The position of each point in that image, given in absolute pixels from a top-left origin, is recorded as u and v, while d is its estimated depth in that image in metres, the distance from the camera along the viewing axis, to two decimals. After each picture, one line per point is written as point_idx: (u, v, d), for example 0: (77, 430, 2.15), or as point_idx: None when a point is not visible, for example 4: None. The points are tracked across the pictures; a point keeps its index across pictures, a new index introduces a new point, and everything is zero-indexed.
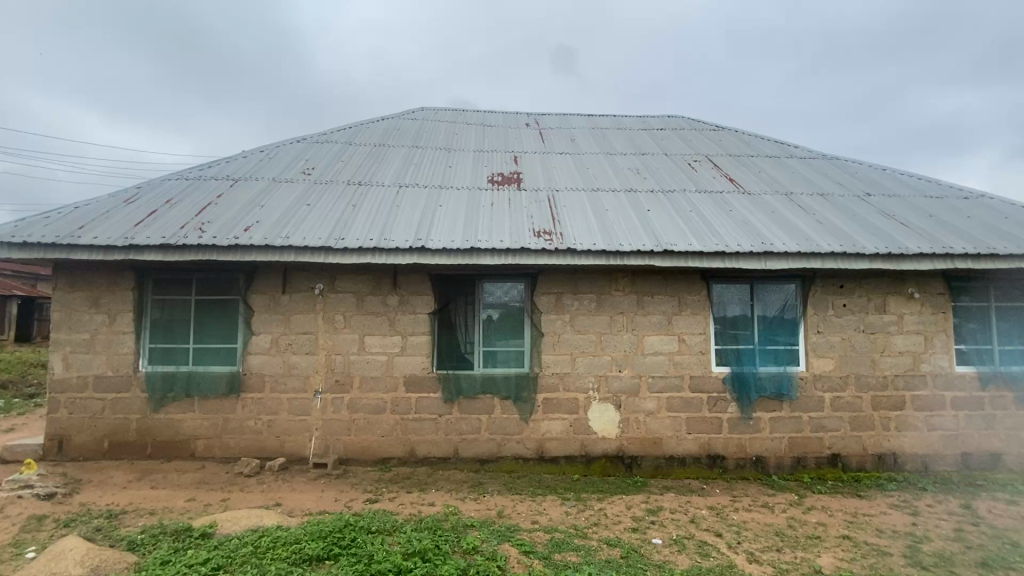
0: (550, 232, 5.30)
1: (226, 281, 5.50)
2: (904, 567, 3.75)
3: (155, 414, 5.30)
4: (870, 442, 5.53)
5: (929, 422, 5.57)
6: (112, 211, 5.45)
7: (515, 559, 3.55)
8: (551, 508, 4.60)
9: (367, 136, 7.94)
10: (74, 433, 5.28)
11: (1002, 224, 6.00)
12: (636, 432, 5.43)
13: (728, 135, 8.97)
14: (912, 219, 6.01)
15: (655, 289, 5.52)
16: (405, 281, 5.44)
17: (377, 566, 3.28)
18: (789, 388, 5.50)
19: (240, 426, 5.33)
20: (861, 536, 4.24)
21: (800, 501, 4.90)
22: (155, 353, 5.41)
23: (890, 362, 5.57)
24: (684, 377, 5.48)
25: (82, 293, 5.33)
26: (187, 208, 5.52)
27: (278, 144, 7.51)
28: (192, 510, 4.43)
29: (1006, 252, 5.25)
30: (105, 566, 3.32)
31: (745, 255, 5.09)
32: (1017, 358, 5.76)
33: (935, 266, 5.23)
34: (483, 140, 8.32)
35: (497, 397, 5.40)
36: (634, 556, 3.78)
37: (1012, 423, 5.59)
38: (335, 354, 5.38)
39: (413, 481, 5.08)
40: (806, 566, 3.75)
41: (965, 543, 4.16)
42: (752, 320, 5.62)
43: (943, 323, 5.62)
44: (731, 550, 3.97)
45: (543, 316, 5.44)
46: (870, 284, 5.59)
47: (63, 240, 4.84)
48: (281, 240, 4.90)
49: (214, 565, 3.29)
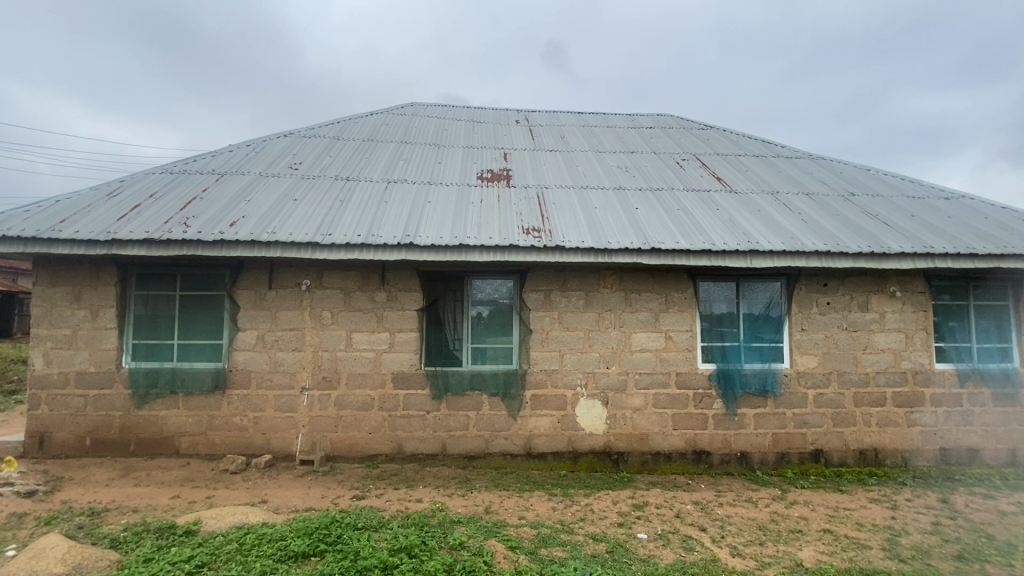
0: (539, 229, 5.30)
1: (210, 276, 5.44)
2: (883, 560, 3.82)
3: (139, 411, 5.24)
4: (852, 438, 5.62)
5: (910, 419, 5.67)
6: (94, 205, 5.36)
7: (501, 555, 3.56)
8: (538, 504, 4.63)
9: (355, 132, 7.88)
10: (55, 430, 5.20)
11: (983, 224, 6.11)
12: (623, 428, 5.47)
13: (715, 134, 9.04)
14: (894, 218, 6.11)
15: (642, 286, 5.56)
16: (394, 277, 5.42)
17: (363, 563, 3.27)
18: (773, 385, 5.57)
19: (226, 423, 5.29)
20: (842, 530, 4.32)
21: (783, 496, 4.98)
22: (139, 349, 5.35)
23: (873, 359, 5.66)
24: (671, 374, 5.53)
25: (64, 288, 5.25)
26: (170, 203, 5.44)
27: (265, 138, 7.44)
28: (176, 507, 4.39)
29: (985, 252, 5.35)
30: (87, 564, 3.28)
31: (732, 253, 5.13)
32: (995, 355, 5.87)
33: (916, 266, 5.32)
34: (471, 137, 8.31)
35: (485, 394, 5.40)
36: (620, 550, 3.81)
37: (990, 419, 5.71)
38: (322, 350, 5.35)
39: (400, 478, 5.08)
40: (788, 559, 3.80)
41: (942, 537, 4.25)
42: (737, 318, 5.68)
43: (924, 322, 5.72)
44: (715, 544, 4.02)
45: (532, 313, 5.45)
46: (854, 282, 5.67)
47: (42, 234, 4.76)
48: (268, 236, 4.86)
49: (198, 563, 3.27)
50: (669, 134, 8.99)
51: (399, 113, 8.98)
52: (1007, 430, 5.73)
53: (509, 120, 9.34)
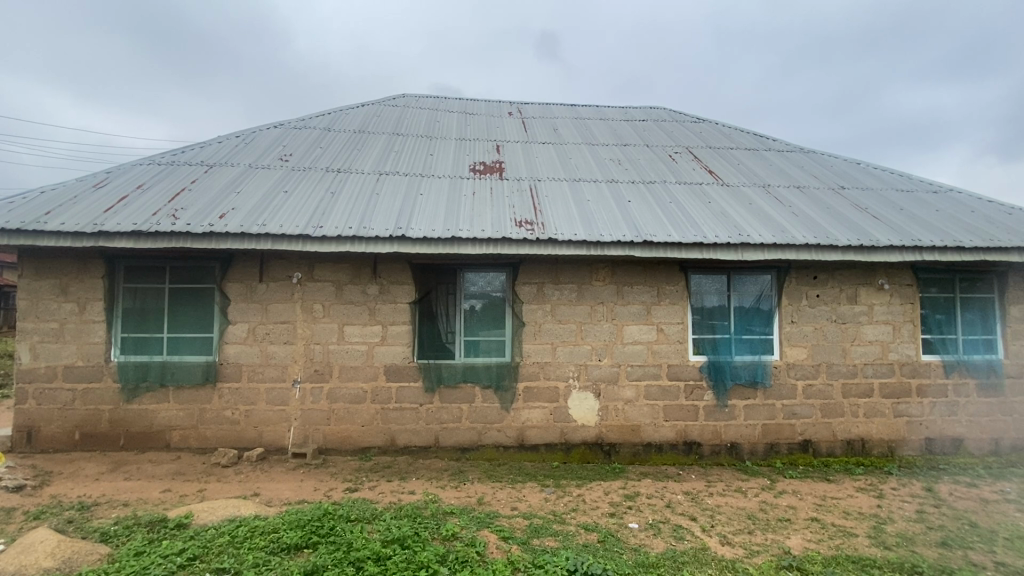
0: (532, 222, 5.30)
1: (202, 269, 5.39)
2: (869, 547, 3.89)
3: (129, 404, 5.21)
4: (841, 428, 5.70)
5: (897, 410, 5.75)
6: (79, 198, 5.27)
7: (493, 546, 3.59)
8: (531, 495, 4.66)
9: (346, 123, 7.84)
10: (43, 425, 5.16)
11: (971, 218, 6.19)
12: (614, 420, 5.51)
13: (708, 126, 9.09)
14: (883, 211, 6.17)
15: (634, 279, 5.58)
16: (386, 270, 5.41)
17: (356, 554, 3.29)
18: (764, 377, 5.63)
19: (217, 417, 5.27)
20: (829, 518, 4.38)
21: (772, 486, 5.05)
22: (127, 342, 5.30)
23: (861, 351, 5.73)
24: (662, 366, 5.57)
25: (50, 281, 5.18)
26: (159, 195, 5.37)
27: (255, 130, 7.36)
28: (168, 501, 4.38)
29: (972, 245, 5.42)
30: (78, 557, 3.25)
31: (723, 245, 5.16)
32: (980, 348, 5.95)
33: (904, 258, 5.38)
34: (463, 128, 8.27)
35: (477, 386, 5.41)
36: (611, 540, 3.85)
37: (974, 409, 5.81)
38: (313, 343, 5.33)
39: (393, 470, 5.08)
40: (775, 548, 3.85)
41: (926, 524, 4.33)
42: (728, 311, 5.73)
43: (911, 314, 5.79)
44: (705, 533, 4.07)
45: (524, 305, 5.46)
46: (843, 275, 5.72)
47: (28, 226, 4.67)
48: (258, 228, 4.83)
49: (189, 556, 3.26)
50: (660, 126, 9.02)
51: (391, 104, 8.93)
52: (991, 420, 5.83)
53: (502, 112, 9.31)
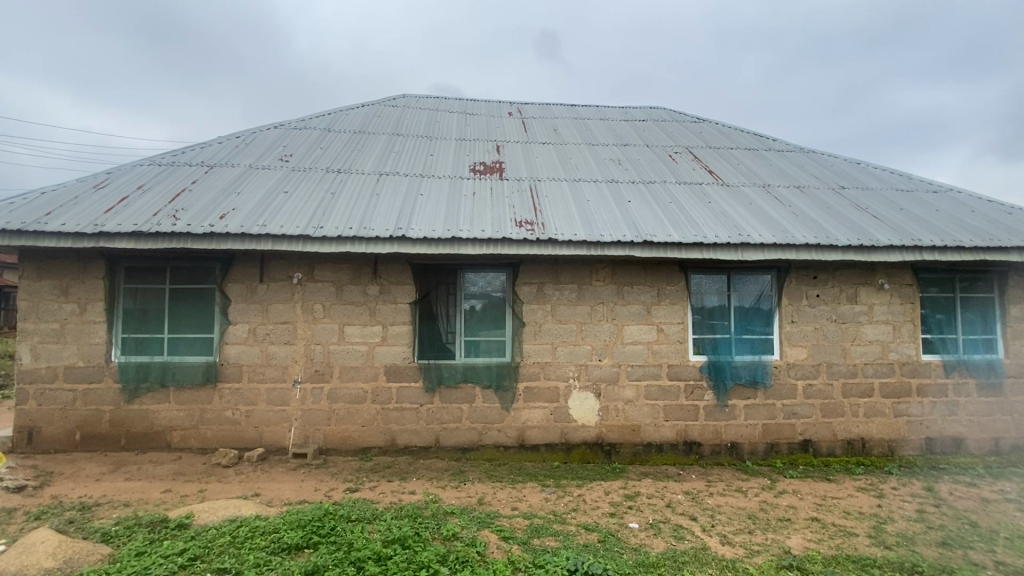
0: (532, 222, 5.30)
1: (202, 269, 5.40)
2: (869, 547, 3.89)
3: (130, 405, 5.21)
4: (841, 428, 5.70)
5: (897, 409, 5.75)
6: (80, 199, 5.28)
7: (493, 546, 3.59)
8: (531, 495, 4.66)
9: (346, 123, 7.84)
10: (44, 425, 5.17)
11: (971, 218, 6.19)
12: (614, 420, 5.51)
13: (708, 126, 9.10)
14: (883, 211, 6.17)
15: (634, 279, 5.58)
16: (386, 271, 5.41)
17: (357, 554, 3.29)
18: (764, 377, 5.63)
19: (217, 417, 5.28)
20: (829, 518, 4.38)
21: (773, 485, 5.05)
22: (128, 343, 5.30)
23: (861, 351, 5.73)
24: (662, 366, 5.57)
25: (50, 281, 5.19)
26: (159, 195, 5.38)
27: (255, 130, 7.36)
28: (169, 501, 4.39)
29: (972, 245, 5.42)
30: (79, 558, 3.26)
31: (723, 245, 5.16)
32: (980, 347, 5.95)
33: (904, 258, 5.38)
34: (463, 129, 8.27)
35: (477, 386, 5.42)
36: (612, 539, 3.86)
37: (974, 409, 5.81)
38: (313, 344, 5.34)
39: (393, 470, 5.08)
40: (775, 547, 3.85)
41: (927, 524, 4.33)
42: (728, 311, 5.73)
43: (911, 314, 5.79)
44: (705, 533, 4.07)
45: (524, 305, 5.46)
46: (843, 275, 5.73)
47: (29, 227, 4.68)
48: (259, 228, 4.84)
49: (190, 556, 3.26)
50: (661, 126, 9.02)
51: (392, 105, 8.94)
52: (991, 420, 5.83)
53: (502, 112, 9.32)
